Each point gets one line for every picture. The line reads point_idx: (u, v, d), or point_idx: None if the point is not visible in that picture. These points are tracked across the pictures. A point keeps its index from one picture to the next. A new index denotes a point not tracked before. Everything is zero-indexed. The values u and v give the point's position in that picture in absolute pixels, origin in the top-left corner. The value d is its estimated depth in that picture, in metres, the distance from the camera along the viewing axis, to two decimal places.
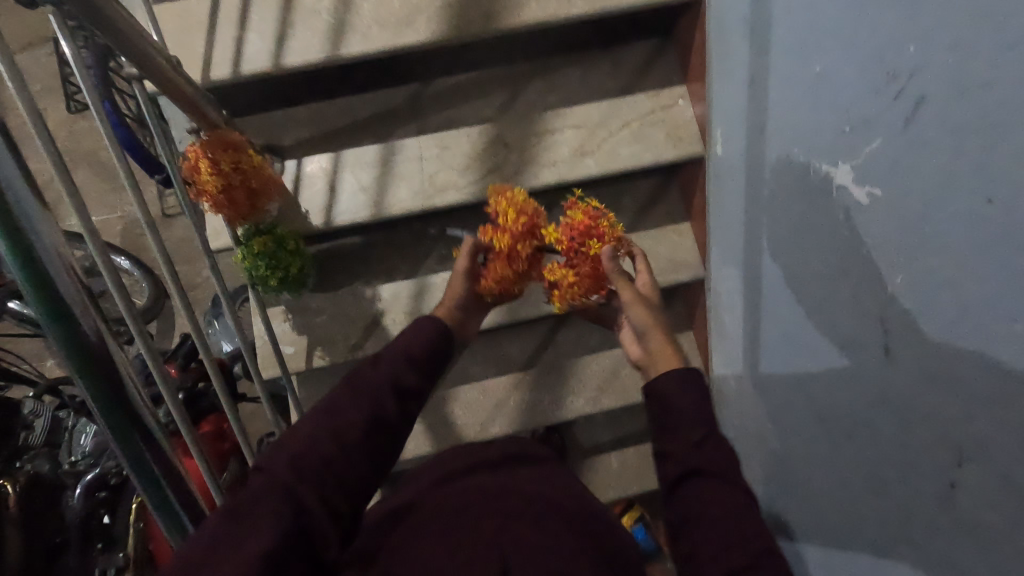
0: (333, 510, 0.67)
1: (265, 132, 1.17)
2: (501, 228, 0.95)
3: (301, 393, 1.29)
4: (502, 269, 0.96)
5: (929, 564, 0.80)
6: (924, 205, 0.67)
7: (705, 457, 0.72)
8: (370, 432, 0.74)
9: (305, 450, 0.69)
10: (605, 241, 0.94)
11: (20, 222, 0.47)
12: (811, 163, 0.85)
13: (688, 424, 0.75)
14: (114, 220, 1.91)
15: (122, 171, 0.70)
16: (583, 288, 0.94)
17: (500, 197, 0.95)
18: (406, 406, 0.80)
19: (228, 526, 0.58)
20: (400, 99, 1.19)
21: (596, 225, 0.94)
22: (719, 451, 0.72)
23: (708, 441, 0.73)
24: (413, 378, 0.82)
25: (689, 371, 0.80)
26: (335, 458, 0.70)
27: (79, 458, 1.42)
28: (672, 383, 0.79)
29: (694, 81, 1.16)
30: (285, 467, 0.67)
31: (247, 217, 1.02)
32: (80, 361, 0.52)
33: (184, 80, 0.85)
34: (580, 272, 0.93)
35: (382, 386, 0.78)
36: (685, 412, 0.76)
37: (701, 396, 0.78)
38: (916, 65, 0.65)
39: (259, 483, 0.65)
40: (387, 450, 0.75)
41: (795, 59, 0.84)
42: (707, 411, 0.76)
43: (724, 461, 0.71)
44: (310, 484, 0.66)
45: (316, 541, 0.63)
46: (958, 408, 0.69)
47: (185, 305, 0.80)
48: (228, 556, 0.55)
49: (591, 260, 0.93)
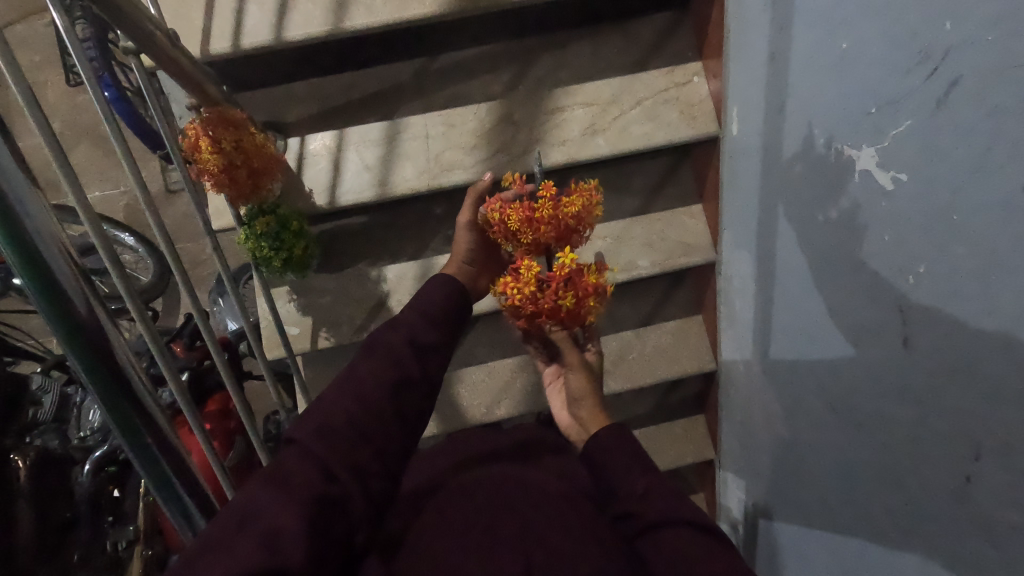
0: (364, 478, 0.65)
1: (267, 108, 1.14)
2: (555, 201, 0.83)
3: (307, 374, 1.28)
4: (515, 219, 0.84)
5: (941, 553, 0.79)
6: (954, 193, 0.64)
7: (656, 506, 0.67)
8: (395, 393, 0.71)
9: (332, 418, 0.67)
10: (575, 312, 0.85)
11: (12, 205, 0.45)
12: (832, 145, 0.82)
13: (628, 478, 0.70)
14: (117, 195, 1.89)
15: (119, 150, 0.66)
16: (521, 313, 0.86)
17: (587, 189, 0.85)
18: (426, 362, 0.76)
19: (260, 498, 0.58)
20: (405, 73, 1.16)
21: (592, 295, 0.84)
22: (664, 497, 0.67)
23: (654, 492, 0.68)
24: (435, 336, 0.79)
25: (615, 428, 0.76)
26: (361, 423, 0.68)
27: (88, 434, 1.42)
28: (601, 441, 0.75)
29: (711, 56, 1.11)
30: (313, 437, 0.65)
31: (250, 196, 1.00)
32: (81, 348, 0.50)
33: (181, 54, 0.81)
34: (534, 303, 0.84)
35: (401, 347, 0.75)
36: (623, 464, 0.72)
37: (633, 448, 0.73)
38: (952, 43, 0.61)
39: (289, 455, 0.63)
40: (417, 412, 0.73)
41: (820, 35, 0.80)
42: (644, 460, 0.72)
43: (675, 504, 0.66)
44: (341, 455, 0.65)
45: (349, 512, 0.62)
46: (979, 402, 0.68)
47: (187, 288, 0.78)
48: (262, 528, 0.55)
49: (551, 308, 0.83)
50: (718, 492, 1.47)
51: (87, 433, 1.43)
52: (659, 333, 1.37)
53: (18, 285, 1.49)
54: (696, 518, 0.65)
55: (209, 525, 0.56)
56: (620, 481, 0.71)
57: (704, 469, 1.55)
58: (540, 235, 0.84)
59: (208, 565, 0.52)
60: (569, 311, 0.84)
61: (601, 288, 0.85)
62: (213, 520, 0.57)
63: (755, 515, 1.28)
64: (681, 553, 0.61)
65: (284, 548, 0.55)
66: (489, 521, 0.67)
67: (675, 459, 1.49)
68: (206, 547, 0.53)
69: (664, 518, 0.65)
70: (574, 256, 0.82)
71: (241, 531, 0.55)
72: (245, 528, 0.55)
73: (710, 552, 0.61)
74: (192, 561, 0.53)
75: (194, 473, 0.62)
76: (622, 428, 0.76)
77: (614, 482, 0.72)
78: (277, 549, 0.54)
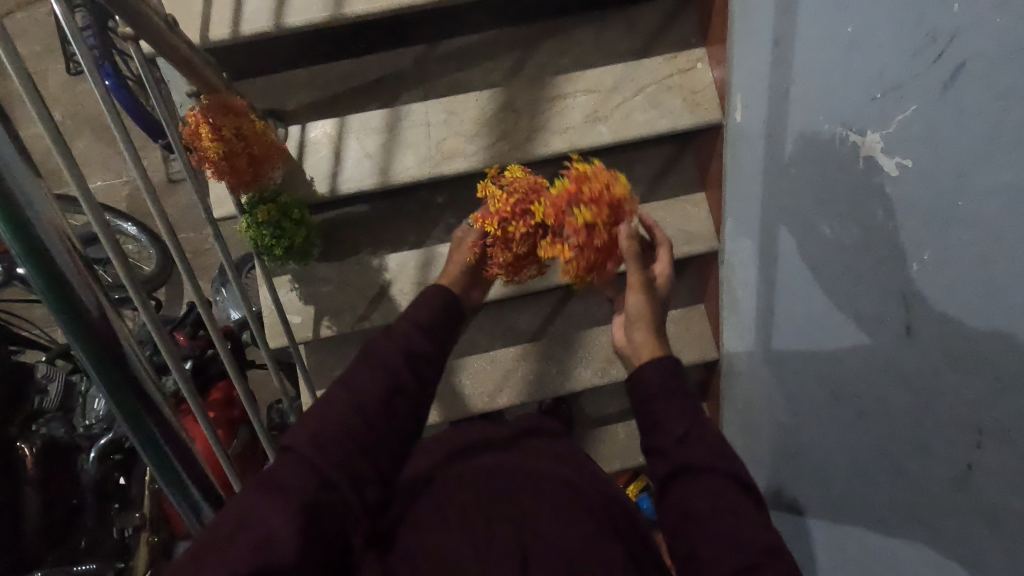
0: (360, 484, 0.63)
1: (268, 97, 1.14)
2: (490, 213, 0.89)
3: (310, 362, 1.29)
4: (501, 255, 0.89)
5: (942, 539, 0.80)
6: (958, 177, 0.64)
7: (693, 453, 0.66)
8: (393, 402, 0.68)
9: (327, 424, 0.64)
10: (612, 203, 0.85)
11: (14, 193, 0.44)
12: (836, 131, 0.81)
13: (672, 416, 0.70)
14: (119, 185, 1.89)
15: (119, 135, 0.65)
16: (605, 265, 0.85)
17: (485, 183, 0.91)
18: (422, 370, 0.74)
19: (254, 505, 0.56)
20: (405, 61, 1.15)
21: (596, 186, 0.85)
22: (703, 444, 0.67)
23: (693, 435, 0.68)
24: (429, 345, 0.76)
25: (668, 357, 0.75)
26: (356, 430, 0.65)
27: (94, 422, 1.43)
28: (652, 368, 0.74)
29: (714, 42, 1.10)
30: (308, 445, 0.62)
31: (250, 184, 0.99)
32: (84, 336, 0.50)
33: (181, 41, 0.81)
34: (589, 245, 0.83)
35: (397, 355, 0.72)
36: (670, 399, 0.71)
37: (681, 386, 0.72)
38: (959, 27, 0.60)
39: (284, 463, 0.61)
40: (415, 420, 0.70)
41: (825, 20, 0.79)
42: (692, 403, 0.71)
43: (711, 452, 0.66)
44: (336, 462, 0.62)
45: (345, 515, 0.61)
46: (982, 389, 0.68)
47: (189, 276, 0.77)
48: (255, 535, 0.54)
49: (597, 231, 0.83)
50: None
51: (93, 421, 1.44)
52: None
53: (22, 275, 1.49)
54: (732, 469, 0.65)
55: (201, 532, 0.55)
56: (661, 418, 0.70)
57: None
58: (518, 223, 0.87)
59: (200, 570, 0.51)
60: (611, 208, 0.84)
61: (589, 175, 0.86)
62: (206, 527, 0.56)
63: None
64: (710, 502, 0.63)
65: (278, 554, 0.54)
66: (488, 513, 0.66)
67: None
68: (198, 554, 0.52)
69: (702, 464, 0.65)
70: (535, 205, 0.85)
71: (233, 539, 0.53)
72: (239, 535, 0.54)
73: (739, 504, 0.62)
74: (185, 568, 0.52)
75: (197, 462, 0.62)
76: (673, 359, 0.75)
77: (658, 420, 0.70)
78: (270, 555, 0.53)
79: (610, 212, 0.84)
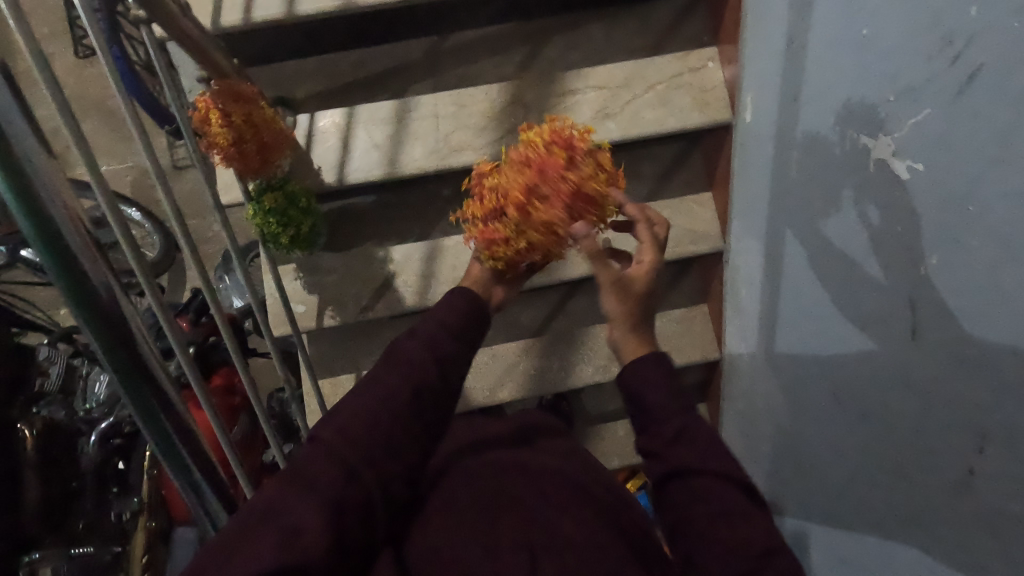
0: (385, 478, 0.63)
1: (277, 84, 1.13)
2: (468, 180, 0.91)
3: (312, 351, 1.30)
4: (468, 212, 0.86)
5: (941, 543, 0.80)
6: (971, 182, 0.64)
7: (686, 455, 0.65)
8: (418, 403, 0.67)
9: (355, 417, 0.64)
10: (559, 134, 0.80)
11: (28, 174, 0.44)
12: (847, 133, 0.81)
13: (664, 417, 0.68)
14: (124, 170, 1.89)
15: (130, 118, 0.65)
16: (560, 197, 0.78)
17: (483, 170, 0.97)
18: (447, 371, 0.70)
19: (284, 494, 0.57)
20: (415, 52, 1.15)
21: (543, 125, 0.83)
22: (697, 443, 0.65)
23: (686, 435, 0.66)
24: (454, 346, 0.72)
25: (657, 353, 0.72)
26: (382, 427, 0.64)
27: (95, 406, 1.42)
28: (642, 366, 0.71)
29: (726, 41, 1.10)
30: (336, 437, 0.62)
31: (258, 171, 0.99)
32: (94, 319, 0.50)
33: (192, 25, 0.80)
34: (525, 172, 0.79)
35: (422, 354, 0.69)
36: (664, 396, 0.69)
37: (671, 382, 0.70)
38: (976, 30, 0.60)
39: (314, 452, 0.61)
40: (439, 423, 0.68)
41: (840, 21, 0.79)
42: (684, 399, 0.69)
43: (704, 453, 0.65)
44: (363, 455, 0.62)
45: (371, 510, 0.61)
46: (987, 394, 0.68)
47: (195, 260, 0.77)
48: (282, 524, 0.55)
49: (540, 161, 0.79)
50: None
51: (93, 404, 1.42)
52: (664, 320, 1.36)
53: (25, 257, 1.49)
54: (726, 467, 0.64)
55: (236, 513, 0.57)
56: (653, 419, 0.69)
57: None
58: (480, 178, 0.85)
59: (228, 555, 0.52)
60: (557, 137, 0.80)
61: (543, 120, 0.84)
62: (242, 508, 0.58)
63: None
64: (707, 503, 0.62)
65: (305, 546, 0.54)
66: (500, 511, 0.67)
67: None
68: (228, 539, 0.53)
69: (697, 465, 0.64)
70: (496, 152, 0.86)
71: (261, 527, 0.54)
72: (266, 526, 0.54)
73: (736, 503, 0.62)
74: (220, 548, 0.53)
75: (203, 447, 0.62)
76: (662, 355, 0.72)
77: (652, 418, 0.69)
78: (298, 547, 0.54)
79: (554, 132, 0.80)
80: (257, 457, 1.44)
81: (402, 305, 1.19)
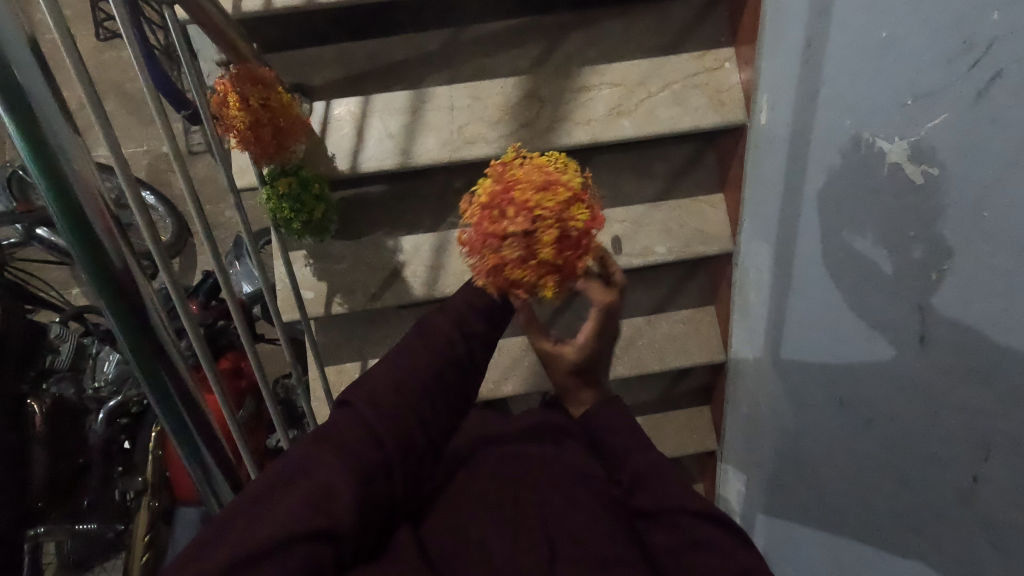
0: (411, 450, 0.62)
1: (294, 71, 1.14)
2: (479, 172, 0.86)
3: (321, 338, 1.31)
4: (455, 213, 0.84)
5: (945, 554, 0.80)
6: (986, 189, 0.63)
7: (647, 494, 0.65)
8: (445, 376, 0.65)
9: (385, 385, 0.63)
10: (499, 199, 0.71)
11: (52, 145, 0.45)
12: (863, 136, 0.81)
13: (625, 454, 0.69)
14: (140, 153, 1.91)
15: (151, 100, 0.66)
16: (481, 273, 0.71)
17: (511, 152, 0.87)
18: (474, 348, 0.69)
19: (313, 456, 0.56)
20: (432, 43, 1.15)
21: (495, 179, 0.73)
22: (653, 480, 0.65)
23: (644, 478, 0.66)
24: (483, 326, 0.70)
25: (605, 403, 0.73)
26: (413, 398, 0.63)
27: (102, 384, 1.43)
28: (595, 417, 0.73)
29: (744, 43, 1.10)
30: (367, 404, 0.61)
31: (273, 156, 1.01)
32: (112, 296, 0.51)
33: (214, 8, 0.81)
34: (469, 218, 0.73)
35: (451, 332, 0.67)
36: (618, 441, 0.70)
37: (631, 423, 0.71)
38: (997, 34, 0.60)
39: (343, 417, 0.60)
40: (461, 397, 0.68)
41: (860, 23, 0.78)
42: (641, 439, 0.69)
43: (669, 490, 0.64)
44: (390, 423, 0.60)
45: (393, 480, 0.59)
46: (995, 404, 0.68)
47: (210, 241, 0.77)
48: (311, 485, 0.54)
49: (473, 227, 0.72)
50: (718, 484, 1.48)
51: (101, 383, 1.43)
52: (670, 320, 1.36)
53: (41, 236, 1.50)
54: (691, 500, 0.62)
55: (262, 471, 0.56)
56: (617, 456, 0.69)
57: (705, 458, 1.57)
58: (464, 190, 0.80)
59: (256, 512, 0.51)
60: (492, 205, 0.71)
61: (503, 168, 0.73)
62: (267, 467, 0.57)
63: (755, 507, 1.29)
64: (674, 538, 0.61)
65: (335, 508, 0.54)
66: (516, 500, 0.67)
67: (678, 447, 1.50)
68: (255, 498, 0.53)
69: (654, 502, 0.63)
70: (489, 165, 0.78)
71: (289, 488, 0.54)
72: (295, 485, 0.54)
73: (703, 531, 0.59)
74: (244, 505, 0.52)
75: (210, 425, 0.62)
76: (614, 403, 0.73)
77: (616, 459, 0.70)
78: (329, 509, 0.53)
79: (504, 193, 0.71)
80: (262, 440, 1.46)
81: (410, 295, 1.20)
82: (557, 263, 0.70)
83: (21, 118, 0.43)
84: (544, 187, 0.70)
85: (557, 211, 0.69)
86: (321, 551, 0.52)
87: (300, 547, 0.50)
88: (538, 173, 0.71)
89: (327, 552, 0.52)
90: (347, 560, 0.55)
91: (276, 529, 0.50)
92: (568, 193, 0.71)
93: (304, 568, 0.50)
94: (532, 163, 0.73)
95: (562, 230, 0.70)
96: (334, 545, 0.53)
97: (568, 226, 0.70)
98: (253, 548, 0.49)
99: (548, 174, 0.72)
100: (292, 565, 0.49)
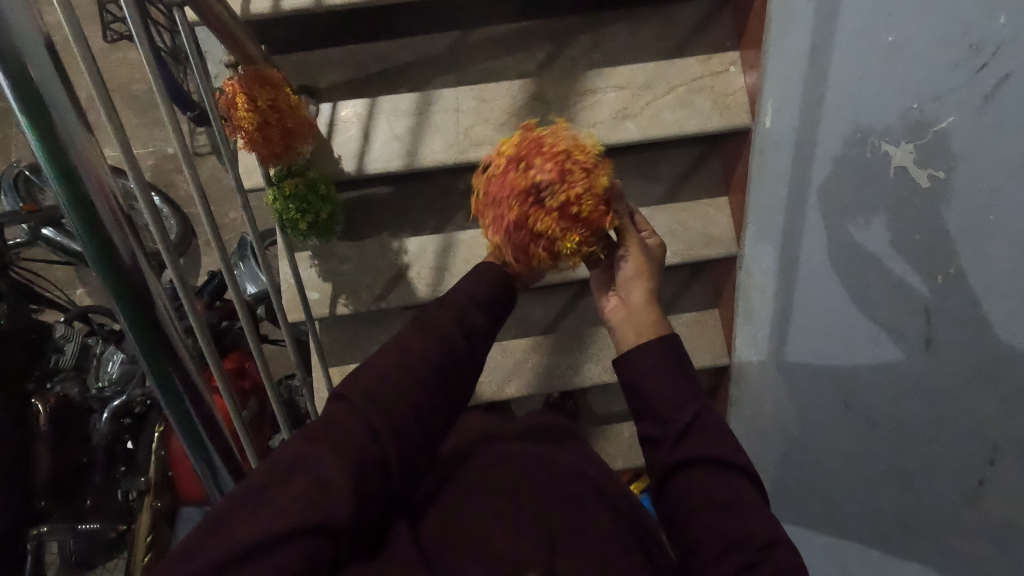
0: (411, 447, 0.61)
1: (302, 73, 1.15)
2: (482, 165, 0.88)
3: (325, 338, 1.32)
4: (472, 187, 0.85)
5: (952, 559, 0.80)
6: (993, 193, 0.64)
7: (694, 445, 0.62)
8: (445, 371, 0.65)
9: (386, 379, 0.62)
10: (526, 152, 0.74)
11: (61, 134, 0.45)
12: (869, 138, 0.81)
13: (675, 403, 0.64)
14: (146, 154, 1.92)
15: (160, 100, 0.66)
16: (504, 227, 0.72)
17: None
18: (475, 344, 0.69)
19: (310, 453, 0.56)
20: (440, 47, 1.16)
21: (522, 137, 0.76)
22: (704, 432, 0.63)
23: (696, 424, 0.63)
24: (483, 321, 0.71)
25: (666, 336, 0.68)
26: (416, 394, 0.62)
27: (107, 384, 1.44)
28: (647, 351, 0.67)
29: (748, 48, 1.10)
30: (366, 401, 0.60)
31: (280, 156, 1.01)
32: (119, 287, 0.51)
33: (224, 10, 0.82)
34: (495, 174, 0.75)
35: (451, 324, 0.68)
36: (665, 389, 0.65)
37: (683, 370, 0.66)
38: (1004, 39, 0.60)
39: (340, 411, 0.60)
40: (464, 392, 0.67)
41: (867, 26, 0.79)
42: (690, 385, 0.65)
43: (716, 443, 0.62)
44: (388, 419, 0.60)
45: (390, 476, 0.59)
46: (999, 408, 0.68)
47: (217, 241, 0.77)
48: (308, 480, 0.54)
49: (498, 180, 0.74)
50: None
51: (105, 383, 1.45)
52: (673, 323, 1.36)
53: (47, 236, 1.51)
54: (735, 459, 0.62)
55: (259, 465, 0.56)
56: (666, 401, 0.65)
57: None
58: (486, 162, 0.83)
59: (254, 505, 0.52)
60: (518, 161, 0.74)
61: (529, 128, 0.77)
62: (264, 460, 0.57)
63: None
64: (713, 490, 0.60)
65: (332, 504, 0.54)
66: (517, 497, 0.67)
67: None
68: (252, 492, 0.53)
69: (700, 454, 0.61)
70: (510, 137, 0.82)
71: (285, 484, 0.54)
72: (291, 482, 0.54)
73: (743, 492, 0.60)
74: (239, 500, 0.52)
75: (217, 423, 0.62)
76: (673, 339, 0.68)
77: (655, 413, 0.65)
78: (326, 506, 0.53)
79: (533, 147, 0.74)
80: (266, 439, 1.46)
81: (415, 296, 1.21)
82: (583, 218, 0.71)
83: (32, 108, 0.43)
84: (572, 145, 0.74)
85: (584, 166, 0.72)
86: (319, 546, 0.52)
87: (295, 542, 0.51)
88: (564, 133, 0.75)
89: (325, 548, 0.53)
90: (344, 556, 0.55)
91: (273, 525, 0.51)
92: (593, 155, 0.74)
93: (298, 563, 0.50)
94: (558, 127, 0.77)
95: (590, 183, 0.72)
96: (332, 541, 0.53)
97: (594, 183, 0.72)
98: (250, 543, 0.49)
99: (574, 138, 0.75)
100: (285, 561, 0.50)
